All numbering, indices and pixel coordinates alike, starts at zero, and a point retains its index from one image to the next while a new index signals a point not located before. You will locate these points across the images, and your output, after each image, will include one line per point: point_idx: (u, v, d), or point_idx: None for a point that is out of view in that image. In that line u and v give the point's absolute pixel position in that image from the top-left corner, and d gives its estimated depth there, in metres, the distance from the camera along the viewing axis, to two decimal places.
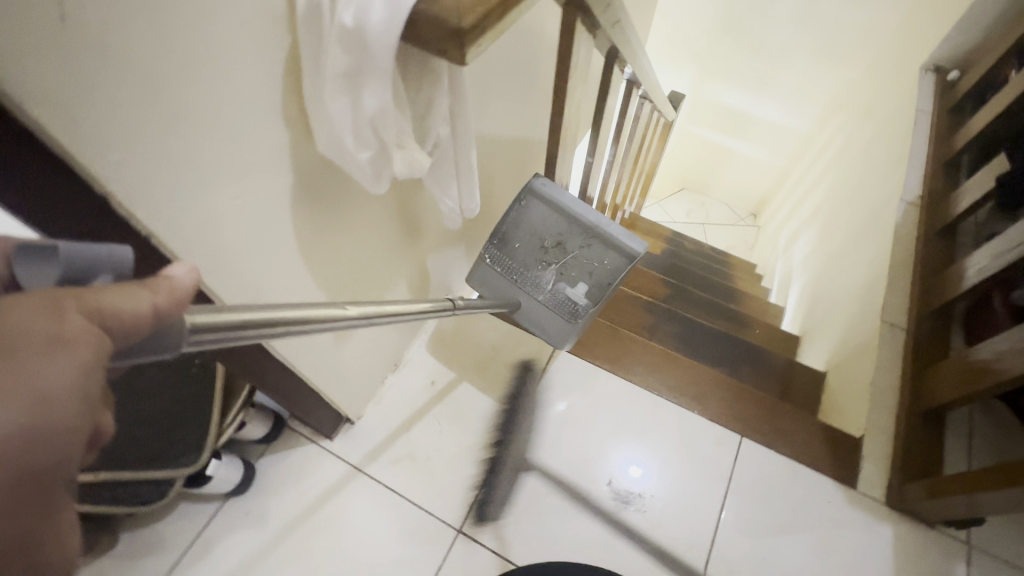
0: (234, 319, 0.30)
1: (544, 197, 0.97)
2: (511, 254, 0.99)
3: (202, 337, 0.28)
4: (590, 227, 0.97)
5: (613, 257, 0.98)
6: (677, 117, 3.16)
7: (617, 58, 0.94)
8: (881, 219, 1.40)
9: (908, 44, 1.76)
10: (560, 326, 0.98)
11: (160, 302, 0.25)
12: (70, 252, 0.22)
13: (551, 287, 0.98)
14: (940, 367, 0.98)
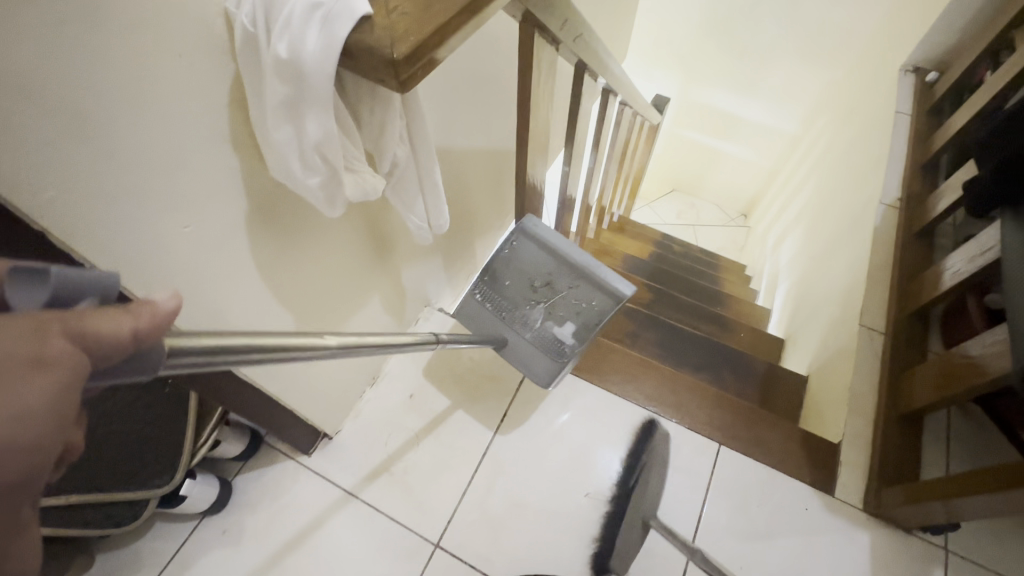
0: (216, 343, 0.29)
1: (533, 239, 0.94)
2: (500, 293, 1.00)
3: (181, 361, 0.27)
4: (580, 269, 0.93)
5: (602, 298, 0.94)
6: (666, 120, 3.17)
7: (587, 70, 0.94)
8: (861, 222, 1.40)
9: (888, 46, 1.76)
10: (546, 364, 1.00)
11: (140, 327, 0.23)
12: (63, 275, 0.20)
13: (538, 325, 1.00)
14: (917, 371, 0.98)
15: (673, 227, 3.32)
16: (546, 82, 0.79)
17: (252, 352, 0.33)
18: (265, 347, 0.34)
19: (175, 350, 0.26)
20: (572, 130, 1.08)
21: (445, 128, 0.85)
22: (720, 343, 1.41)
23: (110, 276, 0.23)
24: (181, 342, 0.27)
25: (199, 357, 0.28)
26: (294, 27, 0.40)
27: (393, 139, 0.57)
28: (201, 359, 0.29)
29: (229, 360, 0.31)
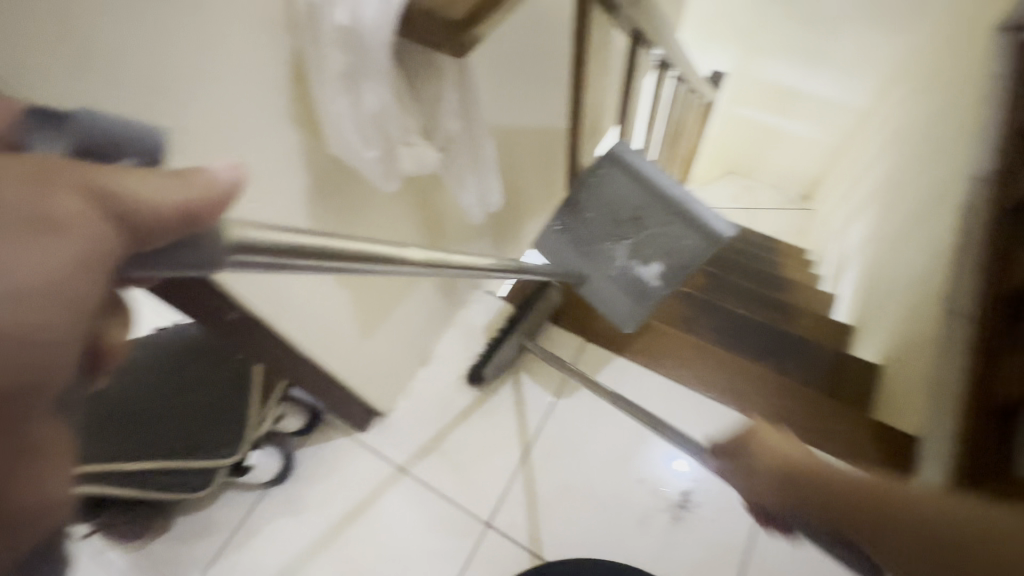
0: (281, 242, 0.29)
1: (627, 168, 1.02)
2: (583, 224, 1.03)
3: (247, 256, 0.26)
4: (673, 204, 0.99)
5: (694, 236, 0.98)
6: (720, 97, 3.02)
7: (643, 39, 0.90)
8: (945, 198, 1.28)
9: (979, 4, 1.60)
10: (627, 306, 0.99)
11: (183, 197, 0.21)
12: (84, 116, 0.21)
13: (622, 262, 1.01)
14: (1012, 359, 0.89)
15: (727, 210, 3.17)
16: (602, 51, 0.76)
17: (319, 254, 0.33)
18: (331, 248, 0.34)
19: (240, 244, 0.25)
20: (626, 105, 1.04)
21: (496, 104, 0.83)
22: (780, 329, 1.33)
23: (155, 132, 0.24)
24: (250, 235, 0.26)
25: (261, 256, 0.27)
26: None
27: (449, 112, 0.57)
28: (270, 252, 0.29)
29: (305, 257, 0.32)
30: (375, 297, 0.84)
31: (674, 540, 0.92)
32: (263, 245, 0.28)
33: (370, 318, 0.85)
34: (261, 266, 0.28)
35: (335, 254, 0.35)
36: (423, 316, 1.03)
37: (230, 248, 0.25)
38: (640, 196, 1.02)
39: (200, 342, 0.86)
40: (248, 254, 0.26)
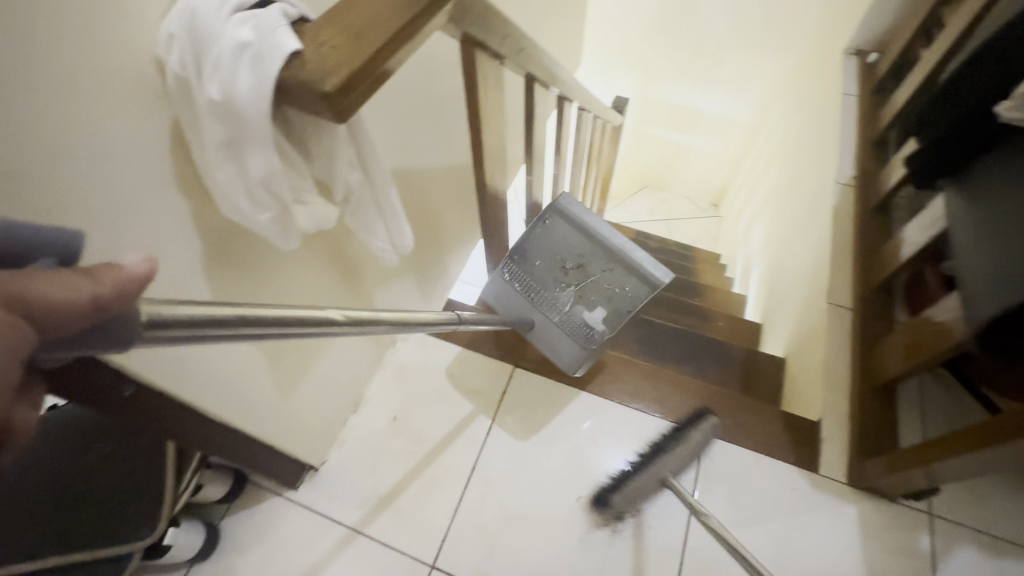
0: (202, 314, 0.30)
1: (570, 218, 1.08)
2: (531, 272, 1.10)
3: (167, 329, 0.28)
4: (613, 253, 1.07)
5: (633, 283, 1.07)
6: (629, 118, 3.22)
7: (537, 80, 0.96)
8: (821, 203, 1.44)
9: (832, 30, 1.83)
10: (572, 350, 1.07)
11: (99, 291, 0.23)
12: (8, 229, 0.23)
13: (567, 309, 1.09)
14: (886, 342, 1.00)
15: (647, 222, 3.36)
16: (497, 95, 0.80)
17: (248, 323, 0.34)
18: (260, 317, 0.35)
19: (158, 319, 0.27)
20: (530, 139, 1.09)
21: (401, 149, 0.85)
22: (697, 333, 1.43)
23: (70, 232, 0.25)
24: (169, 309, 0.28)
25: (182, 330, 0.29)
26: (222, 69, 0.40)
27: (345, 166, 0.58)
28: (191, 326, 0.29)
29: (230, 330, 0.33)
30: (294, 349, 0.82)
31: (615, 551, 0.95)
32: (184, 318, 0.29)
33: (289, 371, 0.83)
34: (182, 339, 0.29)
35: (262, 321, 0.35)
36: (349, 361, 1.01)
37: (148, 326, 0.27)
38: (583, 244, 1.09)
39: (101, 421, 0.80)
40: (169, 327, 0.28)
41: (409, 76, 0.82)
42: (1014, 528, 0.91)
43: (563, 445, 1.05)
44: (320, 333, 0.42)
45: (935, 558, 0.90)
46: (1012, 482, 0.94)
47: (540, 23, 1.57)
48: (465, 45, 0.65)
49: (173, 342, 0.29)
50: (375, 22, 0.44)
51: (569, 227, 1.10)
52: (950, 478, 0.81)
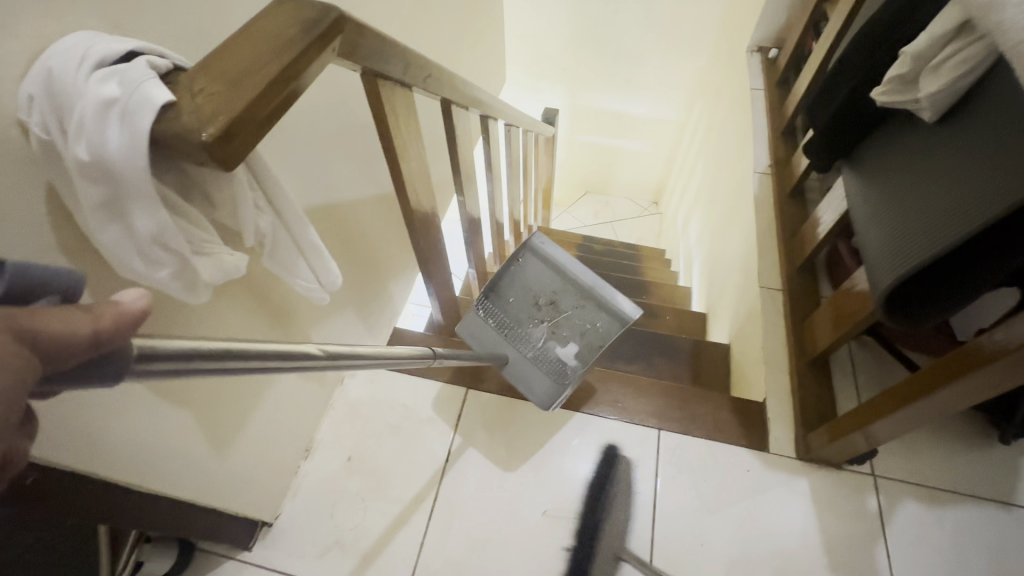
0: (191, 346, 0.29)
1: (543, 258, 1.15)
2: (505, 309, 1.11)
3: (150, 365, 0.27)
4: (584, 290, 1.13)
5: (605, 319, 1.10)
6: (563, 128, 3.30)
7: (454, 104, 0.97)
8: (743, 193, 1.52)
9: (736, 30, 1.95)
10: (547, 385, 1.03)
11: (97, 328, 0.23)
12: (19, 268, 0.22)
13: (541, 343, 1.08)
14: (816, 318, 1.06)
15: (593, 227, 3.44)
16: (411, 123, 0.80)
17: (232, 354, 0.33)
18: (240, 350, 0.34)
19: (145, 354, 0.26)
20: (456, 161, 1.10)
21: (321, 185, 0.84)
22: (645, 331, 1.47)
23: (77, 273, 0.25)
24: (158, 344, 0.27)
25: (167, 365, 0.28)
26: (89, 128, 0.39)
27: (250, 212, 0.56)
28: (173, 360, 0.28)
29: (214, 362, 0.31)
30: (229, 403, 0.78)
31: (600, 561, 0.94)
32: (169, 351, 0.28)
33: (226, 427, 0.79)
34: (164, 373, 0.28)
35: (242, 355, 0.34)
36: (294, 406, 0.98)
37: (134, 361, 0.26)
38: (555, 283, 1.14)
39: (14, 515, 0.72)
40: (151, 362, 0.27)
41: (318, 91, 0.77)
42: (948, 477, 0.97)
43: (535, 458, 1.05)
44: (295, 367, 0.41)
45: (882, 517, 0.95)
46: (940, 434, 1.01)
47: (457, 45, 1.59)
48: (368, 79, 0.65)
49: (157, 376, 0.28)
50: (254, 67, 0.43)
51: (542, 267, 1.16)
52: (886, 438, 0.85)
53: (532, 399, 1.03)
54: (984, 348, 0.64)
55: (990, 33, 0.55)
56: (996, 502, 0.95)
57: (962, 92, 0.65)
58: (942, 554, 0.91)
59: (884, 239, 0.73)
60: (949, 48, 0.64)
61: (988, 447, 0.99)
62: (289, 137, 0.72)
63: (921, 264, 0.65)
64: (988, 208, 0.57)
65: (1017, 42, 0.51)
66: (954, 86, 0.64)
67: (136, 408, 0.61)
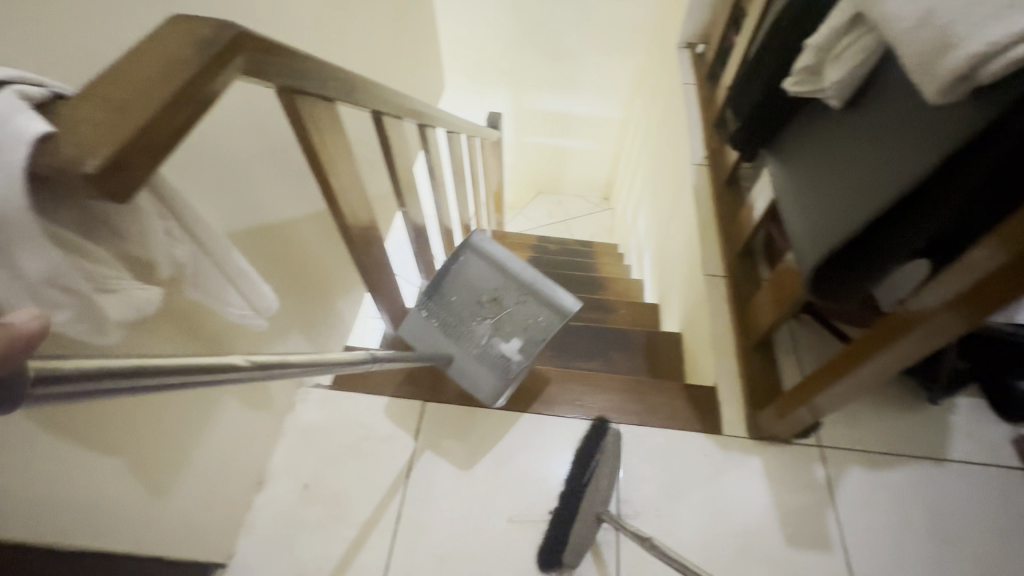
0: (99, 367, 0.28)
1: (483, 255, 1.15)
2: (448, 307, 1.11)
3: (52, 387, 0.26)
4: (525, 285, 1.12)
5: (546, 313, 1.10)
6: (510, 131, 3.32)
7: (386, 116, 0.95)
8: (683, 184, 1.57)
9: (666, 28, 2.02)
10: (491, 381, 1.03)
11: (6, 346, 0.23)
12: None
13: (484, 340, 1.07)
14: (758, 300, 1.10)
15: (547, 226, 3.47)
16: (339, 138, 0.78)
17: (156, 371, 0.32)
18: (156, 367, 0.32)
19: (49, 373, 0.25)
20: (395, 173, 1.08)
21: (250, 207, 0.81)
22: (600, 327, 1.49)
23: None
24: (65, 363, 0.26)
25: (74, 386, 0.27)
26: None
27: (162, 242, 0.53)
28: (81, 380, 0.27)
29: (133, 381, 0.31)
30: (166, 443, 0.74)
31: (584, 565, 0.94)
32: (79, 371, 0.27)
33: (164, 469, 0.75)
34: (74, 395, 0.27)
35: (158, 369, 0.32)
36: (240, 438, 0.94)
37: (34, 380, 0.25)
38: (497, 279, 1.14)
39: None
40: (57, 383, 0.26)
41: (234, 102, 0.74)
42: (887, 440, 1.03)
43: (501, 464, 1.04)
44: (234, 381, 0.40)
45: (831, 485, 0.99)
46: (876, 400, 1.07)
47: (391, 54, 1.58)
48: (285, 98, 0.63)
49: (59, 398, 0.27)
50: (144, 90, 0.41)
51: (483, 265, 1.16)
52: (829, 409, 0.89)
53: (477, 395, 1.03)
54: (901, 317, 0.68)
55: (879, 24, 0.59)
56: (930, 459, 1.01)
57: (861, 81, 0.69)
58: (886, 514, 0.97)
59: (805, 222, 0.77)
60: (845, 40, 0.68)
61: (918, 408, 1.06)
62: (206, 156, 0.69)
63: (838, 244, 0.68)
64: (890, 188, 0.61)
65: (900, 32, 0.54)
66: (851, 76, 0.68)
67: (53, 462, 0.57)
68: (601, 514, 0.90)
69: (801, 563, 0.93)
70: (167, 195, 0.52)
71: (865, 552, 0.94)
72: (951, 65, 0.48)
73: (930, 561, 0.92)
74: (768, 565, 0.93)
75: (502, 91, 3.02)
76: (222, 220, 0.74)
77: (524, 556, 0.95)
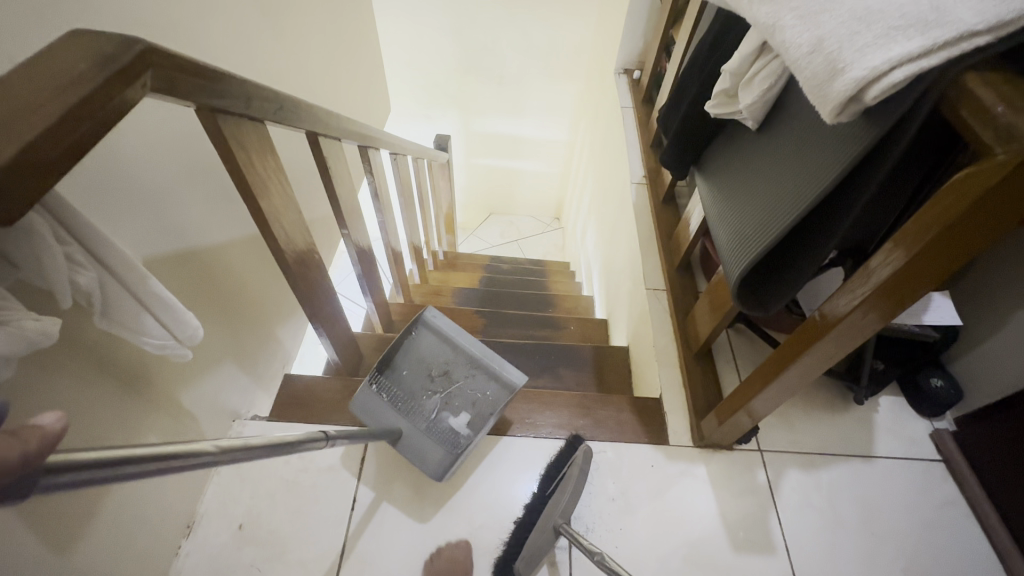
0: (108, 455, 0.32)
1: (435, 328, 1.08)
2: (398, 381, 1.04)
3: (62, 477, 0.30)
4: (474, 359, 1.06)
5: (494, 387, 1.04)
6: (459, 153, 3.35)
7: (324, 138, 0.94)
8: (625, 203, 1.62)
9: (604, 55, 2.12)
10: (439, 456, 0.97)
11: (30, 451, 0.29)
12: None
13: (434, 416, 1.01)
14: (697, 310, 1.14)
15: (500, 246, 3.50)
16: (269, 158, 0.76)
17: (134, 460, 0.34)
18: (138, 454, 0.34)
19: (64, 466, 0.30)
20: (335, 195, 1.06)
21: (170, 232, 0.78)
22: (550, 344, 1.50)
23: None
24: (73, 457, 0.30)
25: (79, 475, 0.31)
26: None
27: (63, 272, 0.49)
28: (82, 470, 0.31)
29: (110, 472, 0.33)
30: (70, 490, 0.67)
31: None
32: (84, 461, 0.31)
33: (70, 519, 0.68)
34: (73, 485, 0.31)
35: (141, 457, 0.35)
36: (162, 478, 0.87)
37: (47, 471, 0.29)
38: (447, 352, 1.07)
39: None
40: (63, 473, 0.30)
41: (144, 115, 0.71)
42: (820, 441, 1.08)
43: (450, 490, 1.01)
44: (191, 467, 0.40)
45: (772, 487, 1.03)
46: (806, 403, 1.12)
47: (331, 77, 1.57)
48: (205, 117, 0.61)
49: (63, 488, 0.30)
50: (30, 106, 0.39)
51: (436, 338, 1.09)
52: (765, 412, 0.92)
53: (425, 472, 0.97)
54: (818, 323, 0.71)
55: (778, 51, 0.64)
56: (859, 456, 1.07)
57: (771, 104, 0.75)
58: (823, 512, 1.01)
59: (730, 238, 0.80)
60: (753, 65, 0.73)
61: (845, 408, 1.12)
62: (113, 174, 0.65)
63: (757, 257, 0.72)
64: (803, 201, 0.65)
65: (796, 58, 0.59)
66: (764, 97, 0.72)
67: None
68: (558, 526, 0.87)
69: (748, 568, 0.95)
70: (64, 217, 0.48)
71: (806, 553, 0.97)
72: (841, 88, 0.52)
73: (864, 556, 0.97)
74: (717, 573, 0.94)
75: (450, 114, 3.05)
76: (133, 243, 0.70)
77: None
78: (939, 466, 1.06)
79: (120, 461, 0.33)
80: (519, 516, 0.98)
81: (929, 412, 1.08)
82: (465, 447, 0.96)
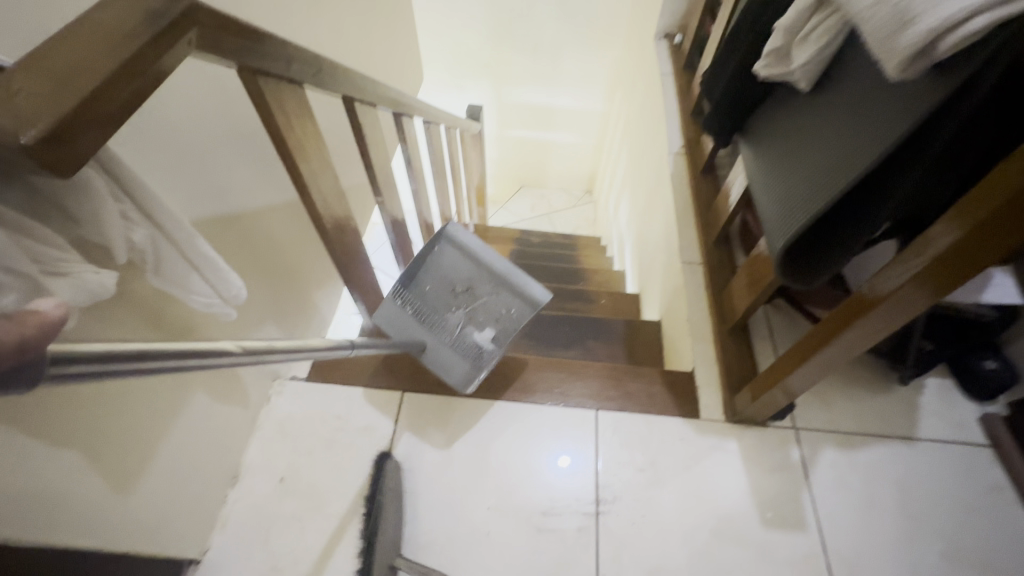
0: (119, 346, 0.32)
1: (457, 245, 1.13)
2: (422, 297, 1.09)
3: (68, 367, 0.28)
4: (497, 276, 1.12)
5: (516, 304, 1.11)
6: (492, 124, 3.31)
7: (360, 103, 0.94)
8: (662, 174, 1.57)
9: (644, 19, 2.03)
10: (463, 368, 1.03)
11: (28, 335, 0.26)
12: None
13: (458, 329, 1.08)
14: (734, 284, 1.11)
15: (530, 220, 3.47)
16: (308, 123, 0.77)
17: (150, 355, 0.34)
18: (156, 351, 0.35)
19: (71, 356, 0.29)
20: (370, 162, 1.07)
21: (213, 195, 0.80)
22: (581, 317, 1.49)
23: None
24: (80, 347, 0.29)
25: (86, 368, 0.30)
26: None
27: (118, 229, 0.51)
28: (96, 364, 0.31)
29: (127, 364, 0.33)
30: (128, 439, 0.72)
31: (573, 550, 0.94)
32: (94, 352, 0.30)
33: (128, 461, 0.73)
34: (87, 375, 0.30)
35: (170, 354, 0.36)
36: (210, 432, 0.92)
37: (53, 360, 0.28)
38: (469, 268, 1.13)
39: None
40: (70, 365, 0.29)
41: (188, 79, 0.72)
42: (859, 421, 1.05)
43: (481, 453, 1.04)
44: (220, 363, 0.43)
45: (806, 465, 1.01)
46: (846, 382, 1.09)
47: (365, 44, 1.56)
48: (246, 78, 0.61)
49: (77, 378, 0.30)
50: (85, 62, 0.40)
51: (459, 255, 1.14)
52: (802, 389, 0.90)
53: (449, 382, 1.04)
54: (864, 299, 0.68)
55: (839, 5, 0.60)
56: (900, 438, 1.03)
57: (827, 64, 0.71)
58: (858, 492, 0.98)
59: (772, 208, 0.78)
60: (811, 22, 0.69)
61: (888, 388, 1.08)
62: (160, 137, 0.67)
63: (800, 229, 0.69)
64: (852, 169, 0.62)
65: (859, 10, 0.55)
66: (819, 57, 0.69)
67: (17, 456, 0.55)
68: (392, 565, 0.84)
69: (776, 542, 0.94)
70: (119, 177, 0.50)
71: (838, 531, 0.95)
72: (908, 41, 0.49)
73: (900, 539, 0.94)
74: (744, 545, 0.94)
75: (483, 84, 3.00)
76: (181, 205, 0.72)
77: (510, 543, 0.95)
78: (987, 451, 1.02)
79: (139, 354, 0.34)
80: (548, 480, 1.00)
81: (980, 394, 1.04)
82: (488, 360, 1.02)
